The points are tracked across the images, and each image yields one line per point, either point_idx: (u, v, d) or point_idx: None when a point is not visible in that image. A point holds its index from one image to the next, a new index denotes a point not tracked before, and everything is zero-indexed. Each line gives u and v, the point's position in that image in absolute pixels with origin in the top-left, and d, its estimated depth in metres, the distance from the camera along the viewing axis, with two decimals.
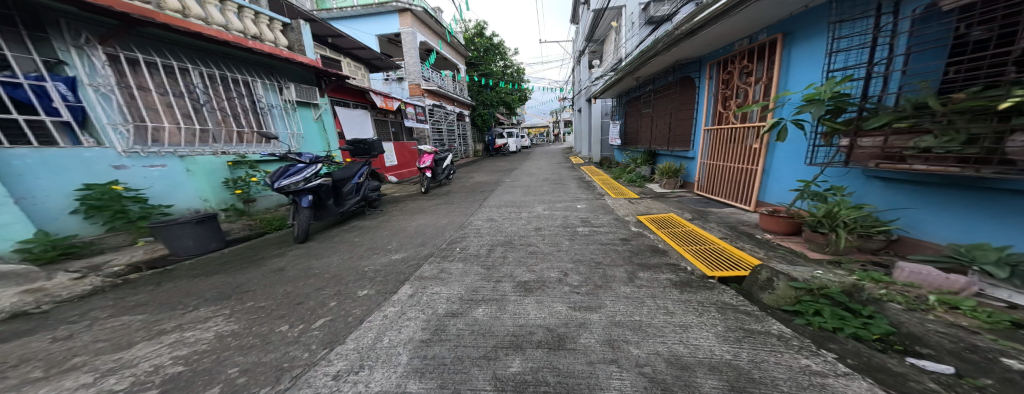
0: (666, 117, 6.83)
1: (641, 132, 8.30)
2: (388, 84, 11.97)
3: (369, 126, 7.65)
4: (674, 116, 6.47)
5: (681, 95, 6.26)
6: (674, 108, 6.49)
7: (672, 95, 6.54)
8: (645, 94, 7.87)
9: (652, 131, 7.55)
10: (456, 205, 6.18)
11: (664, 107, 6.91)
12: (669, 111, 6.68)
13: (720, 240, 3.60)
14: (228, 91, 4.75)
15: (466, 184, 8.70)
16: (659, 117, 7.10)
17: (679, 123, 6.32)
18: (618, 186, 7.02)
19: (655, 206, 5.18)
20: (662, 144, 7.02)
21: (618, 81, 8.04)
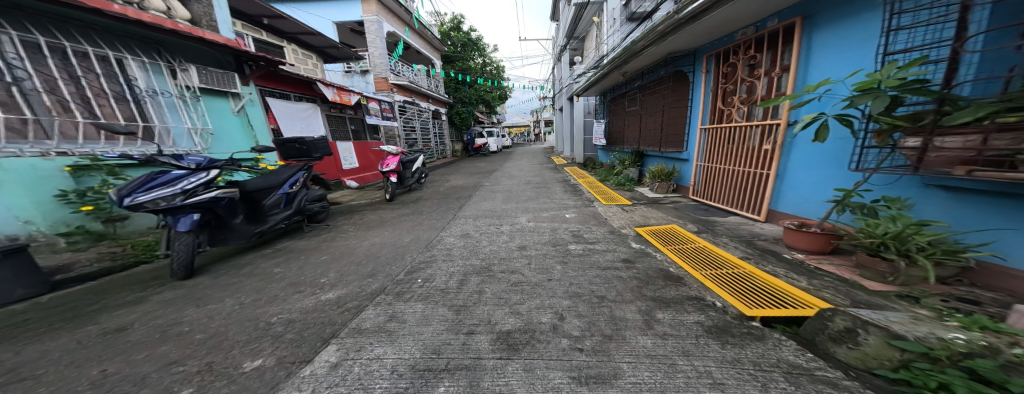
0: (653, 115, 5.98)
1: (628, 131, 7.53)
2: (350, 77, 10.69)
3: (318, 122, 6.44)
4: (662, 115, 5.61)
5: (668, 92, 5.38)
6: (661, 105, 5.64)
7: (659, 92, 5.70)
8: (631, 92, 7.22)
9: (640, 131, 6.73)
10: (424, 216, 5.23)
11: (651, 104, 6.06)
12: (656, 109, 5.85)
13: (740, 259, 2.75)
14: (70, 66, 3.11)
15: (438, 189, 7.72)
16: (646, 115, 6.27)
17: (666, 123, 5.47)
18: (606, 190, 6.25)
19: (652, 214, 4.46)
20: (650, 145, 6.19)
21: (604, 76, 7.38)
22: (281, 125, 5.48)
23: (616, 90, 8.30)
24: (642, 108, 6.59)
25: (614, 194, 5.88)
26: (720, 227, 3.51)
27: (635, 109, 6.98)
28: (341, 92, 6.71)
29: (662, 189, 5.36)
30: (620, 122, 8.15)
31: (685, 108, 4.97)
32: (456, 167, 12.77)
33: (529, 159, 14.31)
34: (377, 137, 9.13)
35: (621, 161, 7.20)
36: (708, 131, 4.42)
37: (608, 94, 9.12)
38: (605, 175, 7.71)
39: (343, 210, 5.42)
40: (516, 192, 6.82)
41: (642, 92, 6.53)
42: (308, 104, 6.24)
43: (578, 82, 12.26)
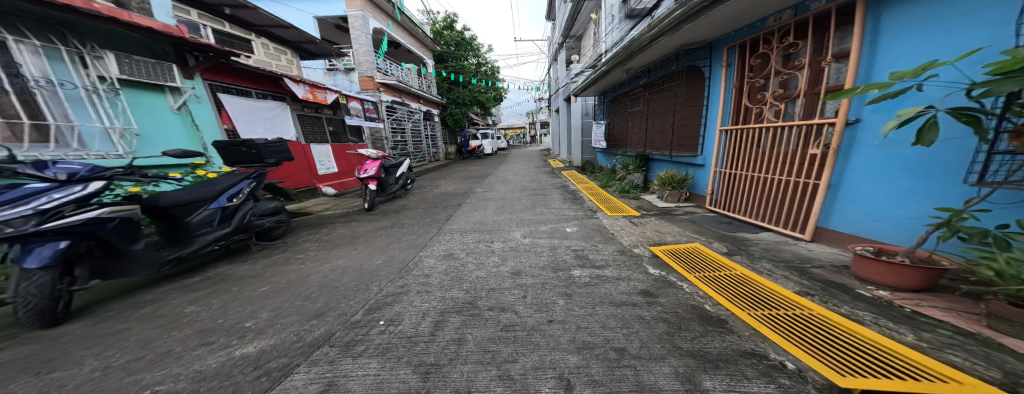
0: (660, 116, 5.32)
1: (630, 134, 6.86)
2: (332, 75, 9.97)
3: (288, 122, 5.68)
4: (669, 116, 4.94)
5: (676, 89, 4.70)
6: (668, 105, 4.99)
7: (666, 90, 5.04)
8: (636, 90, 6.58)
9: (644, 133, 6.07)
10: (402, 230, 4.53)
11: (657, 103, 5.40)
12: (663, 109, 5.19)
13: (798, 295, 2.10)
14: None
15: (425, 196, 7.00)
16: (651, 115, 5.60)
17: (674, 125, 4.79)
18: (609, 198, 5.56)
19: (668, 227, 3.80)
20: (655, 149, 5.53)
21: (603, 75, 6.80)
22: (237, 126, 4.72)
23: (617, 89, 7.67)
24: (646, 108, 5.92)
25: (619, 203, 5.21)
26: (758, 246, 2.86)
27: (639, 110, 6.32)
28: (314, 89, 5.98)
29: (671, 198, 4.63)
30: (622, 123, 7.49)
31: (697, 107, 4.27)
32: (447, 171, 12.05)
33: (525, 162, 13.65)
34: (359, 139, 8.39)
35: (625, 165, 6.51)
36: (728, 133, 3.74)
37: (608, 94, 8.53)
38: (608, 180, 7.01)
39: (309, 222, 4.68)
40: (510, 201, 6.13)
41: (646, 91, 5.86)
42: (275, 103, 5.51)
43: (575, 83, 11.70)
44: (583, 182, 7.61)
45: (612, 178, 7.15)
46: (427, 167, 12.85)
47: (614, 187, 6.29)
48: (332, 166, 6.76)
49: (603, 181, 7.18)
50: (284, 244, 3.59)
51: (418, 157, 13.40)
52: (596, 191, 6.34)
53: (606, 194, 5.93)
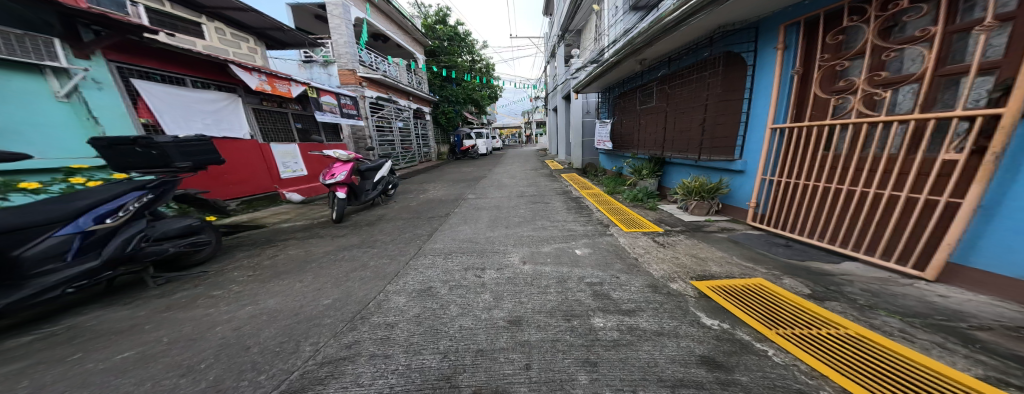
0: (679, 113, 4.49)
1: (637, 134, 6.00)
2: (309, 68, 8.93)
3: (239, 118, 4.80)
4: (695, 113, 4.13)
5: (706, 80, 3.90)
6: (692, 100, 4.17)
7: (689, 82, 4.21)
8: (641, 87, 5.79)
9: (656, 134, 5.24)
10: (372, 249, 3.63)
11: (674, 98, 4.57)
12: (683, 105, 4.37)
13: (991, 385, 1.28)
14: None
15: (407, 204, 6.10)
16: (667, 113, 4.76)
17: (702, 123, 3.96)
18: (622, 208, 4.71)
19: (709, 248, 2.97)
20: (672, 151, 4.69)
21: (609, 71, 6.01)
22: (161, 117, 3.84)
23: (623, 85, 6.84)
24: (658, 106, 5.10)
25: (635, 214, 4.36)
26: (857, 285, 2.03)
27: (648, 107, 5.48)
28: (274, 79, 5.04)
29: (698, 211, 3.74)
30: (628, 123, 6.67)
31: (738, 100, 3.45)
32: (438, 172, 11.08)
33: (521, 163, 12.79)
34: (335, 138, 7.44)
35: (634, 168, 5.53)
36: (782, 132, 2.89)
37: (612, 92, 7.72)
38: (614, 186, 6.17)
39: (255, 238, 3.74)
40: (505, 211, 5.28)
41: (660, 85, 5.03)
42: (224, 94, 4.64)
43: (575, 80, 10.87)
44: (586, 188, 6.75)
45: (620, 184, 6.29)
46: (416, 169, 11.91)
47: (623, 194, 5.44)
48: (296, 168, 5.79)
49: (609, 186, 6.33)
50: (203, 274, 2.66)
51: (407, 158, 12.45)
52: (603, 199, 5.50)
53: (615, 202, 5.06)
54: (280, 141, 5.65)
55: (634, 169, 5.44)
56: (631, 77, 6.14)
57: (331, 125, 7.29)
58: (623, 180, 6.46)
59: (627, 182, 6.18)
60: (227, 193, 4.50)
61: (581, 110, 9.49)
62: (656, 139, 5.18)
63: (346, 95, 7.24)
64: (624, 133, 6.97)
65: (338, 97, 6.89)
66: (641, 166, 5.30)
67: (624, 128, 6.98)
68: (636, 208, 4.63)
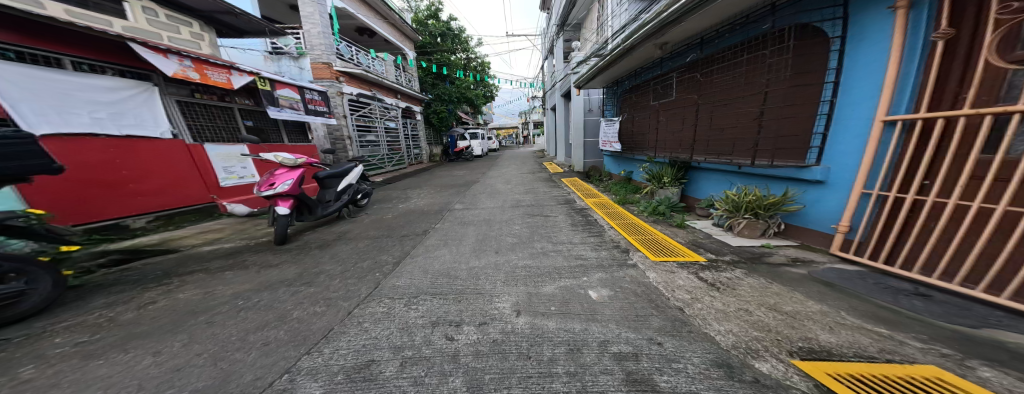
0: (716, 106, 3.57)
1: (651, 134, 5.06)
2: (276, 61, 7.86)
3: (156, 112, 3.82)
4: (743, 105, 3.21)
5: (761, 61, 2.98)
6: (738, 89, 3.25)
7: (734, 65, 3.29)
8: (653, 82, 4.94)
9: (678, 133, 4.29)
10: (308, 285, 2.65)
11: (710, 87, 3.64)
12: (723, 96, 3.46)
13: None
14: None
15: (380, 216, 5.09)
16: (698, 107, 3.83)
17: (755, 118, 3.04)
18: (641, 224, 3.73)
19: (784, 288, 2.03)
20: (704, 155, 3.75)
21: (617, 62, 5.13)
22: (19, 106, 2.80)
23: (630, 79, 5.94)
24: (682, 99, 4.18)
25: (660, 233, 3.38)
26: None
27: (667, 101, 4.55)
28: (203, 66, 4.05)
29: (750, 233, 2.75)
30: (635, 123, 5.75)
31: (814, 84, 2.53)
32: (427, 176, 10.07)
33: (518, 166, 11.80)
34: (302, 138, 6.43)
35: (648, 174, 4.48)
36: (903, 126, 1.97)
37: (614, 88, 6.82)
38: (625, 195, 5.19)
39: (148, 273, 2.76)
40: (497, 228, 4.32)
41: (684, 72, 4.10)
42: (134, 82, 3.67)
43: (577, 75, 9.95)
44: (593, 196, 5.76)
45: (632, 192, 5.29)
46: (405, 172, 10.89)
47: (639, 205, 4.44)
48: (239, 174, 4.72)
49: (619, 194, 5.33)
50: (1, 344, 1.76)
51: (394, 160, 11.40)
52: (616, 211, 4.50)
53: (631, 217, 4.06)
54: (220, 141, 4.63)
55: (648, 175, 4.44)
56: (642, 67, 5.22)
57: (296, 123, 6.29)
58: (636, 187, 5.47)
59: (643, 190, 5.18)
60: (125, 208, 3.48)
61: (584, 108, 8.55)
62: (681, 140, 4.23)
63: (314, 89, 6.23)
64: (629, 133, 6.04)
65: (303, 92, 5.88)
66: (659, 172, 4.29)
67: (628, 127, 6.06)
68: (659, 223, 3.68)
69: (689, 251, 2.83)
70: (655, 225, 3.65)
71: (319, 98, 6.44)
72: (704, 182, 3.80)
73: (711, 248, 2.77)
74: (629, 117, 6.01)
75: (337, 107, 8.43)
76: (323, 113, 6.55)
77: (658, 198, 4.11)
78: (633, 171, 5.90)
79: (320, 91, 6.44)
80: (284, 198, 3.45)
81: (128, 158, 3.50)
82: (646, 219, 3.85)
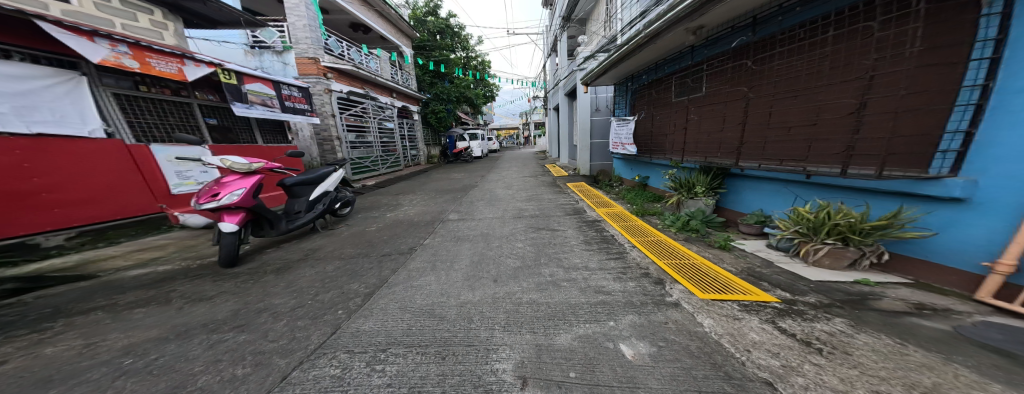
0: (775, 101, 2.91)
1: (675, 137, 4.40)
2: (257, 56, 7.26)
3: (83, 108, 3.20)
4: (821, 97, 2.56)
5: (857, 39, 2.32)
6: (815, 77, 2.60)
7: (807, 47, 2.64)
8: (678, 76, 4.29)
9: (716, 135, 3.63)
10: (239, 330, 1.95)
11: (766, 78, 2.99)
12: (788, 88, 2.81)
13: None
14: None
15: (361, 227, 4.39)
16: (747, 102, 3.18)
17: (847, 112, 2.38)
18: (671, 243, 2.98)
19: (932, 357, 1.32)
20: (757, 161, 3.11)
21: (632, 55, 4.49)
22: None
23: (643, 76, 5.33)
24: (723, 94, 3.53)
25: (699, 257, 2.62)
26: None
27: (699, 98, 3.91)
28: (144, 53, 3.42)
29: (832, 264, 2.09)
30: (649, 125, 5.11)
31: (952, 65, 1.88)
32: (422, 180, 9.38)
33: (520, 168, 11.13)
34: (279, 139, 5.76)
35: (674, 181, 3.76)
36: None
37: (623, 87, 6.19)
38: (643, 206, 4.44)
39: (30, 311, 2.07)
40: (497, 245, 3.63)
41: (727, 61, 3.45)
42: (54, 71, 3.03)
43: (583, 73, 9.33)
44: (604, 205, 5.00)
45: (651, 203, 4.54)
46: (399, 175, 10.21)
47: (662, 219, 3.70)
48: (190, 179, 4.02)
49: (635, 205, 4.58)
50: None
51: (389, 162, 10.71)
52: (635, 226, 3.75)
53: (655, 233, 3.31)
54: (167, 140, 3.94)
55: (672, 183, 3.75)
56: (663, 59, 4.56)
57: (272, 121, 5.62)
58: (655, 196, 4.72)
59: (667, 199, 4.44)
60: (34, 224, 2.81)
61: (591, 108, 7.90)
62: (720, 142, 3.55)
63: (293, 85, 5.56)
64: (640, 136, 5.40)
65: (279, 88, 5.21)
66: (688, 179, 3.59)
67: (640, 130, 5.41)
68: (694, 241, 2.94)
69: (750, 286, 2.09)
70: (688, 244, 2.90)
71: (300, 95, 5.78)
72: (751, 194, 3.16)
73: (781, 283, 2.05)
74: (641, 119, 5.39)
75: (324, 106, 7.77)
76: (304, 111, 5.89)
77: (688, 210, 3.38)
78: (649, 177, 5.18)
79: (300, 87, 5.78)
80: (235, 211, 2.78)
81: (44, 162, 2.88)
82: (677, 236, 3.12)
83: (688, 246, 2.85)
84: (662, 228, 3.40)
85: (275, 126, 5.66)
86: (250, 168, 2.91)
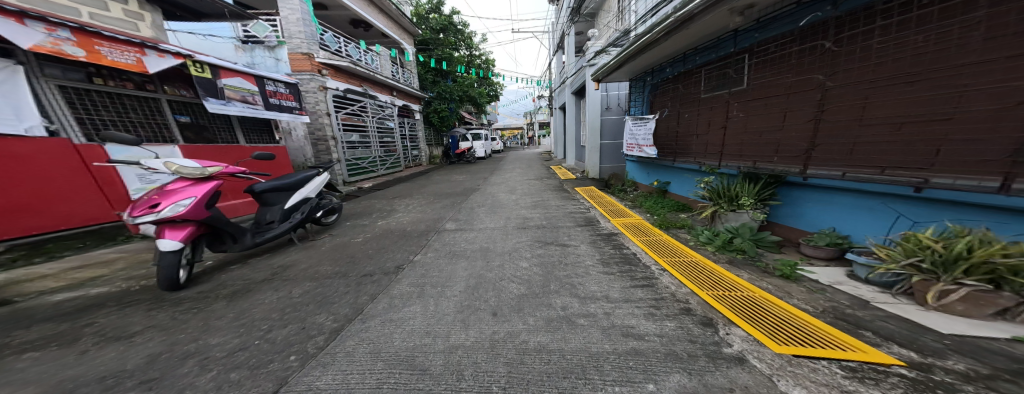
0: (871, 91, 2.33)
1: (711, 139, 3.80)
2: (248, 51, 6.63)
3: (22, 103, 2.74)
4: (958, 81, 1.95)
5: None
6: (942, 57, 2.02)
7: (937, 16, 2.04)
8: (715, 67, 3.73)
9: (773, 136, 3.04)
10: (144, 391, 1.43)
11: (857, 61, 2.40)
12: (893, 73, 2.22)
13: None
14: None
15: (347, 238, 3.89)
16: (824, 94, 2.59)
17: (998, 102, 1.79)
18: (710, 267, 2.40)
19: None
20: (839, 168, 2.52)
21: (653, 46, 3.94)
22: None
23: (664, 71, 4.75)
24: (785, 85, 2.95)
25: (755, 288, 2.05)
26: None
27: (747, 92, 3.32)
28: (95, 40, 2.97)
29: (968, 312, 1.53)
30: (674, 126, 4.52)
31: None
32: (421, 182, 8.89)
33: (524, 170, 10.59)
34: (264, 138, 5.31)
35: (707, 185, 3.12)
36: None
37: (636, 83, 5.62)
38: (664, 216, 3.85)
39: None
40: (499, 263, 3.09)
41: (793, 45, 2.86)
42: None
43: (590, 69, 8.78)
44: (617, 213, 4.41)
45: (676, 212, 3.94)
46: (398, 176, 9.75)
47: (692, 233, 3.11)
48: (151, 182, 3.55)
49: (654, 214, 3.99)
50: None
51: (388, 163, 10.23)
52: (658, 240, 3.17)
53: (688, 252, 2.72)
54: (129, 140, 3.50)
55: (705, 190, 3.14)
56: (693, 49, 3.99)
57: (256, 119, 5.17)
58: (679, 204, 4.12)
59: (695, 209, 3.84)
60: None
61: (602, 106, 7.35)
62: (778, 143, 2.98)
63: (282, 81, 5.08)
64: (662, 139, 4.81)
65: (265, 84, 4.73)
66: (726, 188, 2.94)
67: (661, 131, 4.83)
68: (743, 264, 2.36)
69: (849, 338, 1.52)
70: (736, 269, 2.32)
71: (290, 92, 5.30)
72: (818, 208, 2.60)
73: (895, 336, 1.47)
74: (663, 119, 4.80)
75: (318, 104, 7.30)
76: (294, 110, 5.41)
77: (728, 224, 2.79)
78: (670, 183, 4.56)
79: (290, 83, 5.30)
80: (183, 224, 2.30)
81: None
82: (719, 257, 2.54)
83: (737, 272, 2.27)
84: (695, 245, 2.82)
85: (260, 125, 5.21)
86: (203, 173, 2.39)
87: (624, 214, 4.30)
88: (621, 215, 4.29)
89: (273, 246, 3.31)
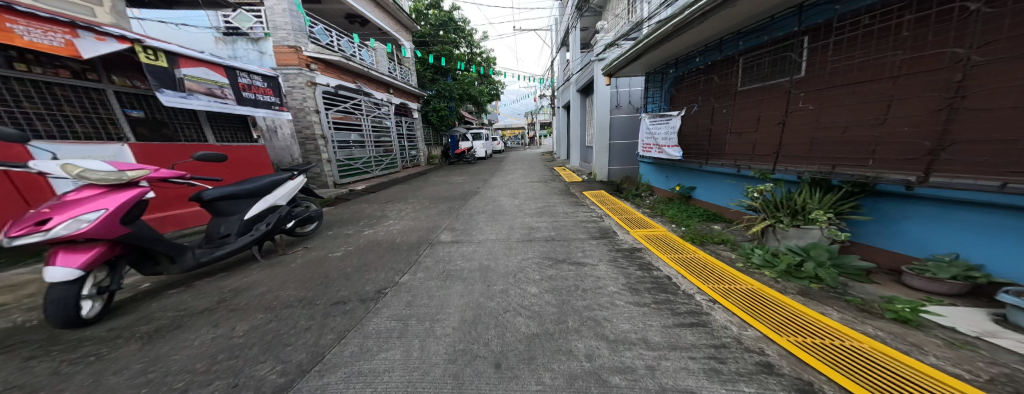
0: None
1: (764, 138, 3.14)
2: (230, 43, 6.18)
3: None
4: None
5: None
6: None
7: None
8: (776, 48, 3.03)
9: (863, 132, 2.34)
10: None
11: None
12: None
13: None
14: None
15: (324, 246, 3.32)
16: (965, 74, 1.86)
17: None
18: (781, 300, 1.83)
19: None
20: (996, 177, 1.75)
21: (677, 32, 3.38)
22: None
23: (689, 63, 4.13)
24: (890, 66, 2.23)
25: (859, 335, 1.49)
26: None
27: (823, 77, 2.63)
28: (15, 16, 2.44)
29: None
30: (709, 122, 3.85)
31: None
32: (416, 184, 8.34)
33: (526, 172, 10.05)
34: (237, 137, 4.78)
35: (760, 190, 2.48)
36: None
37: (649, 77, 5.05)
38: (695, 227, 3.27)
39: None
40: (503, 287, 2.56)
41: (906, 12, 2.14)
42: None
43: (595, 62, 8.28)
44: (636, 223, 3.81)
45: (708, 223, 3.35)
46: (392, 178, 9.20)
47: (736, 251, 2.53)
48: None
49: (681, 224, 3.41)
50: None
51: (384, 164, 9.61)
52: (695, 259, 2.58)
53: (743, 279, 2.14)
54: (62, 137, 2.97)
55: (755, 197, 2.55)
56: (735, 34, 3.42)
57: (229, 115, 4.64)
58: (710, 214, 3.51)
59: (735, 222, 3.21)
60: None
61: (611, 103, 6.83)
62: (875, 142, 2.28)
63: (260, 74, 4.53)
64: (690, 138, 4.19)
65: (238, 76, 4.18)
66: (786, 199, 2.32)
67: (689, 129, 4.23)
68: (825, 298, 1.79)
69: None
70: (819, 304, 1.75)
71: (270, 86, 4.74)
72: (921, 228, 1.93)
73: None
74: (693, 116, 4.15)
75: (305, 100, 6.59)
76: (276, 106, 4.85)
77: (792, 242, 2.20)
78: (697, 187, 3.94)
79: (270, 76, 4.74)
80: (88, 245, 1.77)
81: None
82: (787, 285, 1.97)
83: (822, 309, 1.70)
84: (748, 268, 2.24)
85: (233, 121, 4.69)
86: (121, 179, 1.87)
87: (645, 224, 3.70)
88: (641, 225, 3.70)
89: (228, 264, 2.74)
